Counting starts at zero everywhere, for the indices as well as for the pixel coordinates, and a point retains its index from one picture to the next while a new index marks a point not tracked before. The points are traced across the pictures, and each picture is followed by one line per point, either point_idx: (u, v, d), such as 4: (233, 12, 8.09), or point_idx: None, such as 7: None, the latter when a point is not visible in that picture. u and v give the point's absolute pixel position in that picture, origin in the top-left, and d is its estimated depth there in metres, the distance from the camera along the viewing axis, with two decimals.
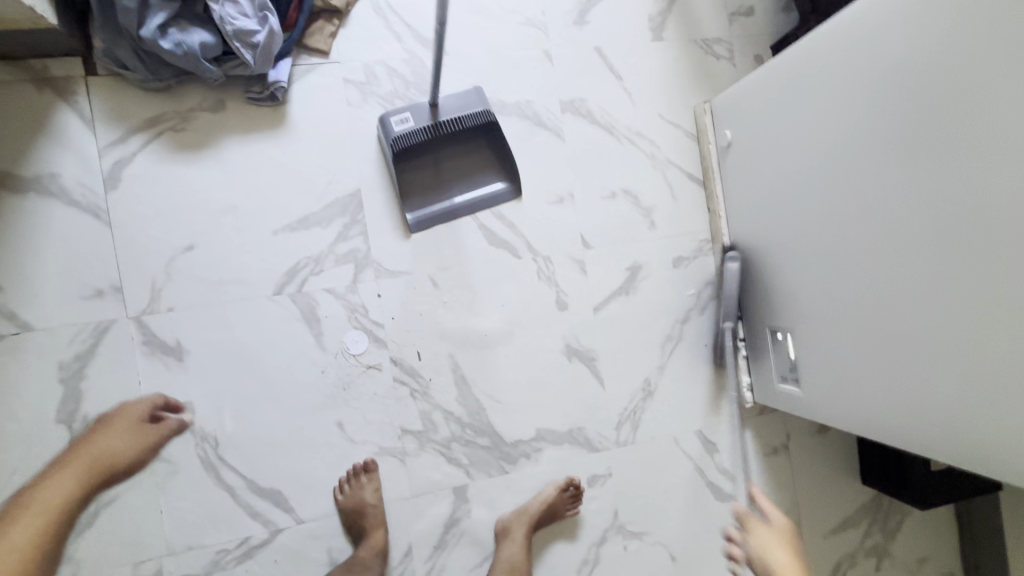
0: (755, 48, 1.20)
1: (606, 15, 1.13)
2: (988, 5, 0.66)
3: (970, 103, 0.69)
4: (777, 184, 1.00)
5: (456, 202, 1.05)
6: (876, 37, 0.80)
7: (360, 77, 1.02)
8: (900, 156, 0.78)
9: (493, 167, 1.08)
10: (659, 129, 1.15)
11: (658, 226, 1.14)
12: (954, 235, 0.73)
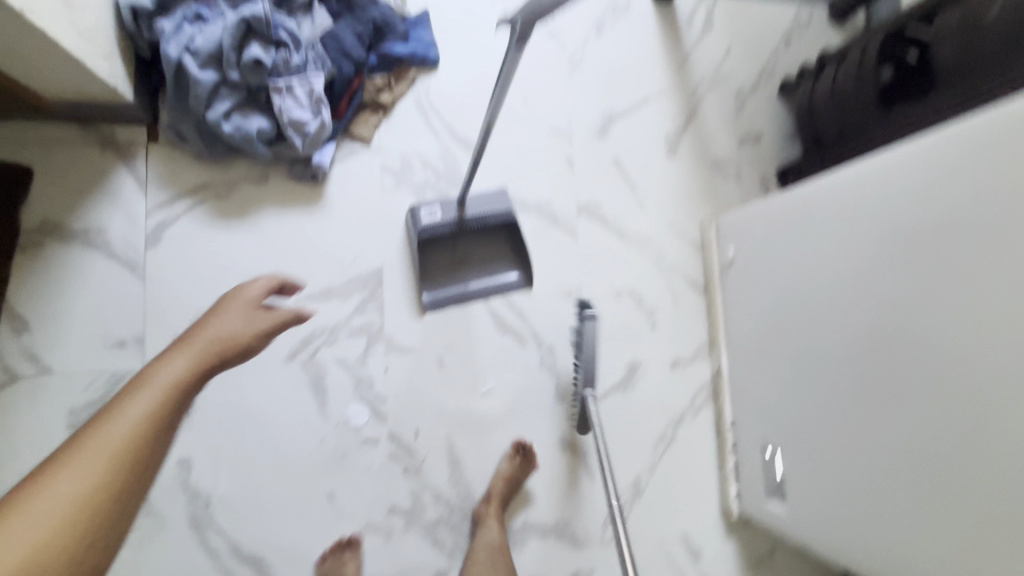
0: (762, 171, 1.29)
1: (626, 129, 1.23)
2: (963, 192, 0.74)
3: (946, 274, 0.76)
4: (778, 304, 1.06)
5: (469, 287, 1.11)
6: (872, 197, 0.88)
7: (396, 165, 1.11)
8: (886, 307, 0.84)
9: (509, 258, 1.14)
10: (667, 237, 1.23)
11: (659, 328, 1.20)
12: (934, 379, 0.77)
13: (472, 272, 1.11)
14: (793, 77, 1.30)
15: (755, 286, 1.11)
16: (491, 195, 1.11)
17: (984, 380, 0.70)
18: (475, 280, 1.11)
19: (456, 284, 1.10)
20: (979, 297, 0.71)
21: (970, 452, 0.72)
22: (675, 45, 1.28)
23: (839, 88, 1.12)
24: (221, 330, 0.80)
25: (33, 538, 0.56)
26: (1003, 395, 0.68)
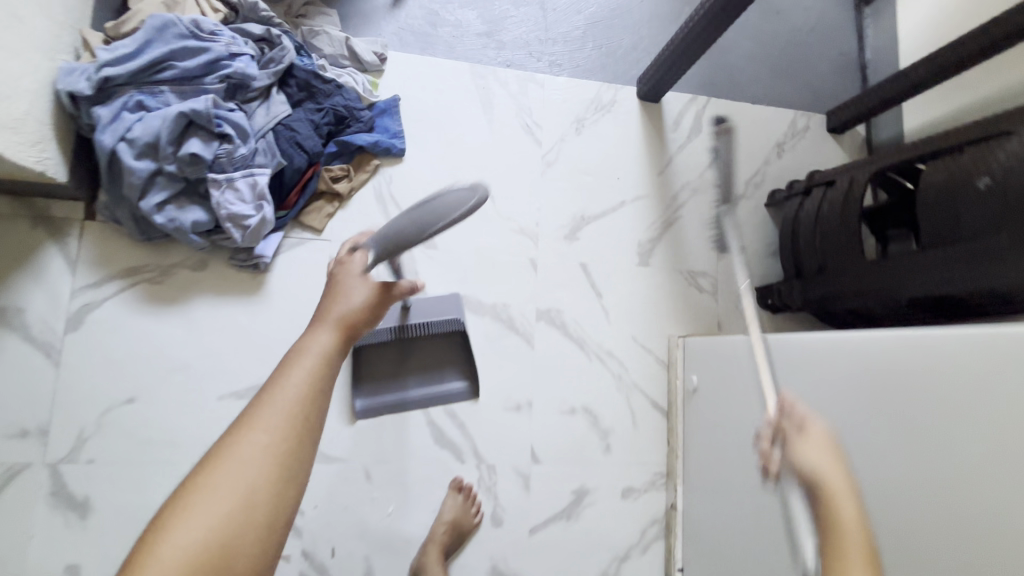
0: (739, 287, 1.22)
1: (597, 233, 1.17)
2: (899, 386, 0.71)
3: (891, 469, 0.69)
4: (731, 422, 0.99)
5: (408, 393, 1.04)
6: (812, 375, 0.84)
7: None
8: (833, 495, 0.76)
9: (456, 363, 1.07)
10: (631, 352, 1.15)
11: (613, 451, 1.11)
12: (894, 510, 0.68)
13: (412, 377, 1.05)
14: (781, 190, 1.23)
15: (716, 415, 1.02)
16: (439, 300, 1.06)
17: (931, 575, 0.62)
18: (414, 387, 1.04)
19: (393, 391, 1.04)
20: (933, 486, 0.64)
21: None
22: (658, 147, 1.23)
23: (822, 218, 1.05)
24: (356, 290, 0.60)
25: (232, 501, 0.46)
26: None
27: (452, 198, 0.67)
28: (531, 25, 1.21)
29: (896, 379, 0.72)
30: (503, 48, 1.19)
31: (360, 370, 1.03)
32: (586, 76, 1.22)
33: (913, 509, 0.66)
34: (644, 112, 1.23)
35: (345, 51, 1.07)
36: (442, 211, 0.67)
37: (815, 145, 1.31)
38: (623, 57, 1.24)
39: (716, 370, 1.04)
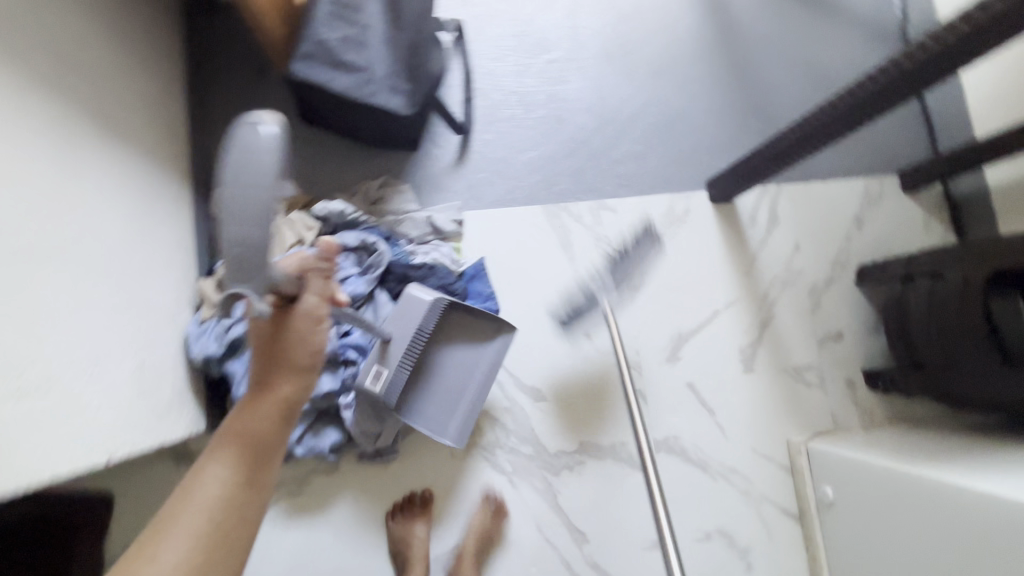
0: (845, 372, 1.21)
1: (698, 350, 1.18)
2: (947, 517, 0.84)
3: None
4: (848, 535, 1.03)
5: (466, 396, 1.00)
6: (867, 486, 0.98)
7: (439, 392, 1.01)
8: None
9: (479, 330, 1.02)
10: (753, 463, 1.15)
11: (755, 568, 1.12)
12: None
13: (448, 379, 1.00)
14: (870, 264, 1.21)
15: (865, 534, 1.00)
16: (401, 310, 0.94)
17: None
18: (463, 391, 0.99)
19: (453, 411, 0.98)
20: None
21: None
22: (740, 247, 1.22)
23: (937, 315, 1.03)
24: (301, 349, 0.64)
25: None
26: None
27: (235, 166, 0.52)
28: (593, 151, 1.22)
29: (942, 512, 0.85)
30: (571, 181, 1.20)
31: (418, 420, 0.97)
32: (656, 190, 1.22)
33: None
34: (719, 215, 1.22)
35: (429, 229, 1.09)
36: (255, 165, 0.52)
37: (893, 209, 1.29)
38: (687, 164, 1.24)
39: (841, 483, 1.04)
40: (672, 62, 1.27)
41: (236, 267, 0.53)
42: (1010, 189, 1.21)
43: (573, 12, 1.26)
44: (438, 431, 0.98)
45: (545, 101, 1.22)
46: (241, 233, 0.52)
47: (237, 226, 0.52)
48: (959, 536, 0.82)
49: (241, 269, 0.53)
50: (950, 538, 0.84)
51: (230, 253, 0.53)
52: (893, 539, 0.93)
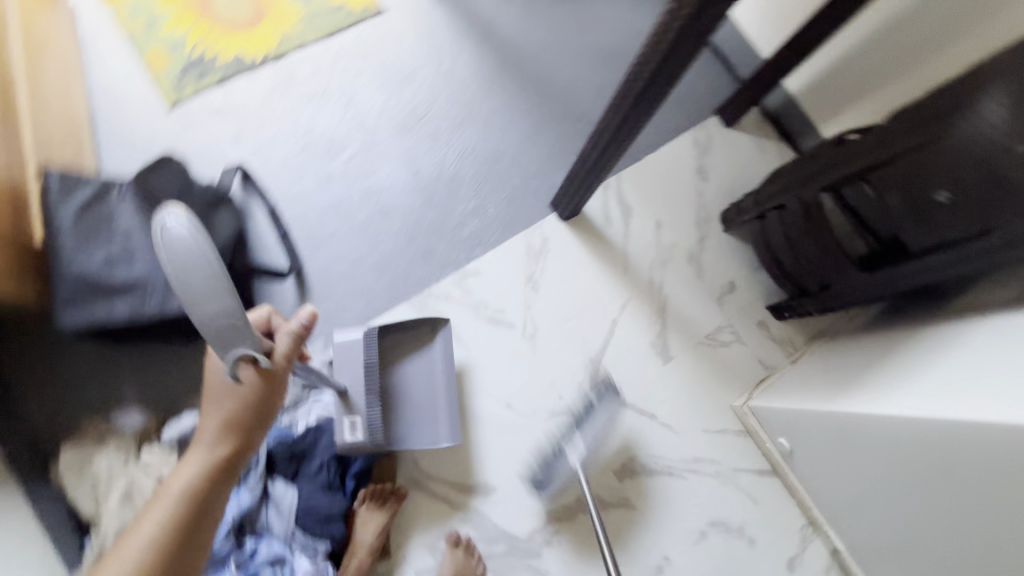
0: (754, 316, 1.24)
1: (614, 365, 1.16)
2: (874, 441, 0.87)
3: (903, 497, 0.86)
4: (814, 474, 1.06)
5: (440, 397, 1.06)
6: (807, 431, 1.01)
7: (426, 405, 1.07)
8: (878, 512, 0.94)
9: (420, 336, 1.08)
10: (711, 443, 1.16)
11: (757, 539, 1.12)
12: (913, 519, 0.86)
13: (419, 390, 1.07)
14: (729, 208, 1.23)
15: (833, 471, 1.01)
16: (344, 362, 1.01)
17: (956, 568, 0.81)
18: (436, 392, 1.06)
19: (435, 416, 1.05)
20: (937, 513, 0.81)
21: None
22: (609, 251, 1.22)
23: (796, 241, 1.06)
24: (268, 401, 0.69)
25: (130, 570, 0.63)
26: None
27: (182, 261, 0.55)
28: (431, 226, 1.18)
29: (869, 438, 0.88)
30: (424, 265, 1.16)
31: (413, 441, 1.04)
32: (508, 235, 1.20)
33: (923, 519, 0.84)
34: (575, 231, 1.22)
35: (302, 387, 1.06)
36: (188, 255, 0.56)
37: (725, 148, 1.32)
38: (525, 196, 1.22)
39: (789, 432, 1.06)
40: (467, 109, 1.25)
41: (222, 336, 0.58)
42: (813, 92, 1.26)
43: (351, 105, 1.22)
44: (432, 440, 1.04)
45: (363, 200, 1.17)
46: (218, 304, 0.56)
47: (210, 298, 0.56)
48: (889, 456, 0.85)
49: (227, 335, 0.58)
50: (884, 458, 0.86)
51: (208, 322, 0.58)
52: (848, 469, 0.96)
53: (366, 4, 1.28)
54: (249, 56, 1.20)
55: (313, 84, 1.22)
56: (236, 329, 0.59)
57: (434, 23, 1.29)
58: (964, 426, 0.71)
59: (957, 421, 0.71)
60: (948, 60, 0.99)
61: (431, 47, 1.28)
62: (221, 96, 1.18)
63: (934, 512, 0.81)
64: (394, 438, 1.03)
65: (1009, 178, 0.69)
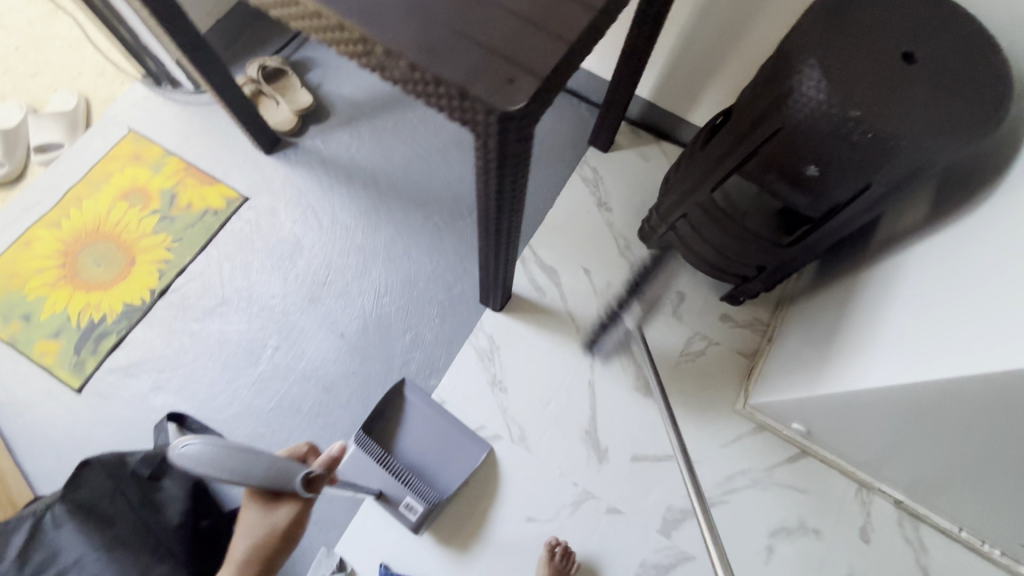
0: (714, 313, 1.23)
1: (611, 426, 1.13)
2: (870, 411, 0.86)
3: (924, 444, 0.85)
4: (837, 442, 1.05)
5: (450, 426, 1.12)
6: (812, 413, 0.99)
7: (452, 441, 1.11)
8: (911, 457, 0.93)
9: (401, 413, 1.12)
10: (735, 454, 1.13)
11: (822, 526, 1.09)
12: (944, 458, 0.85)
13: (434, 435, 1.11)
14: (642, 225, 1.24)
15: (854, 436, 0.99)
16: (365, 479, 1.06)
17: (1003, 488, 0.81)
18: (445, 428, 1.11)
19: (462, 439, 1.11)
20: (958, 451, 0.80)
21: None
22: (555, 318, 1.21)
23: (713, 241, 1.05)
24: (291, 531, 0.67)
25: None
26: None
27: (216, 462, 0.57)
28: (379, 378, 1.15)
29: (863, 409, 0.87)
30: (389, 422, 1.11)
31: (462, 470, 1.09)
32: (455, 353, 1.17)
33: (951, 456, 0.83)
34: (515, 315, 1.21)
35: None
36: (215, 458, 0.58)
37: (615, 173, 1.34)
38: (455, 307, 1.20)
39: (798, 417, 1.05)
40: (364, 251, 1.24)
41: (283, 478, 0.63)
42: (663, 93, 1.29)
43: (254, 300, 1.19)
44: (475, 454, 1.10)
45: (303, 385, 1.13)
46: (267, 461, 0.62)
47: (259, 464, 0.61)
48: (890, 418, 0.84)
49: (283, 476, 0.63)
50: (888, 420, 0.85)
51: (262, 483, 0.61)
52: (865, 432, 0.94)
53: (227, 197, 1.27)
54: (136, 299, 1.17)
55: (209, 299, 1.19)
56: (285, 467, 0.64)
57: (298, 187, 1.29)
58: (932, 389, 0.70)
59: (921, 387, 0.71)
60: (765, 27, 1.02)
61: (305, 210, 1.27)
62: (123, 354, 1.13)
63: (956, 451, 0.80)
64: (452, 483, 1.08)
65: (859, 141, 0.70)
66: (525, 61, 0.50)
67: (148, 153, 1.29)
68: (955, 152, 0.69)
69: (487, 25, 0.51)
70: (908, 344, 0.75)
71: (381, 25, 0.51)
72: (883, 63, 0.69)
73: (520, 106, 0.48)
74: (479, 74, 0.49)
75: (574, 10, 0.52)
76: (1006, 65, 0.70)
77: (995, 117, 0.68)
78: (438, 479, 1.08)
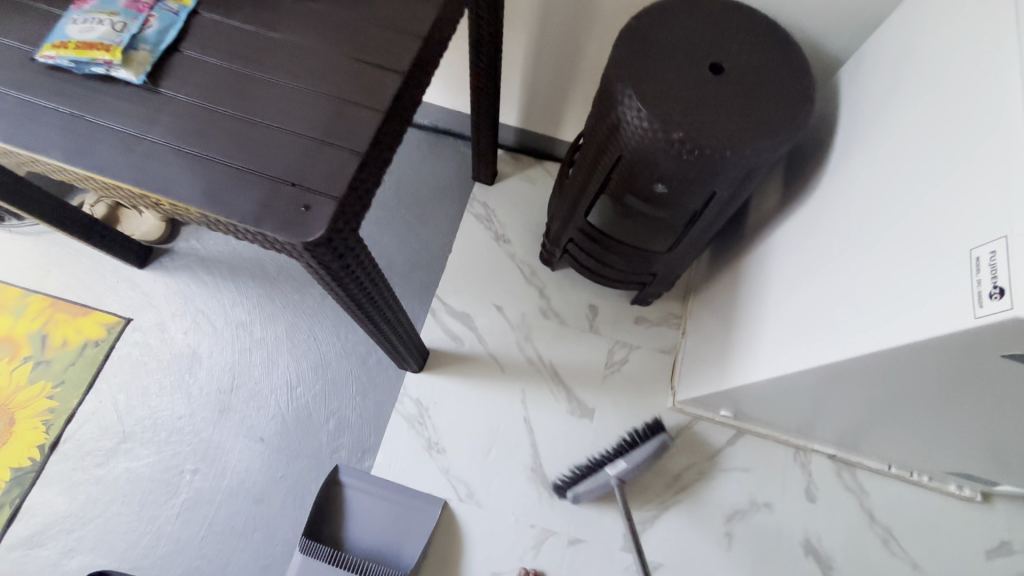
0: (629, 318, 1.26)
1: (554, 457, 1.13)
2: (772, 393, 0.90)
3: (824, 405, 0.90)
4: (761, 417, 1.09)
5: (396, 498, 1.08)
6: (731, 400, 1.03)
7: (403, 513, 1.07)
8: (822, 414, 0.98)
9: (342, 505, 1.07)
10: (677, 450, 1.15)
11: (771, 497, 1.12)
12: (847, 409, 0.90)
13: (383, 513, 1.07)
14: (542, 253, 1.25)
15: (774, 409, 1.03)
16: None
17: (898, 420, 0.87)
18: (391, 501, 1.08)
19: (413, 508, 1.08)
20: (850, 404, 0.85)
21: (951, 438, 0.87)
22: (477, 364, 1.19)
23: (603, 260, 1.07)
24: None
25: None
26: (927, 425, 0.84)
27: None
28: (310, 473, 1.10)
29: (767, 393, 0.90)
30: (331, 517, 1.06)
31: (419, 538, 1.05)
32: (384, 425, 1.14)
33: (849, 408, 0.89)
34: (436, 371, 1.18)
35: None
36: None
37: (505, 204, 1.35)
38: (375, 379, 1.17)
39: (721, 403, 1.08)
40: (267, 344, 1.19)
41: None
42: (530, 118, 1.30)
43: (157, 427, 1.12)
44: (430, 517, 1.07)
45: (232, 502, 1.07)
46: None
47: None
48: (791, 394, 0.88)
49: None
50: (791, 394, 0.89)
51: None
52: (780, 405, 0.99)
53: (106, 323, 1.18)
54: (26, 461, 1.08)
55: (109, 439, 1.10)
56: None
57: (182, 295, 1.22)
58: (804, 379, 0.73)
59: (794, 379, 0.74)
60: (600, 42, 1.05)
61: (196, 317, 1.20)
62: (23, 525, 1.04)
63: (849, 404, 0.86)
64: (413, 554, 1.04)
65: (688, 160, 0.72)
66: (318, 184, 0.48)
67: (5, 298, 1.19)
68: (777, 153, 0.73)
69: (274, 154, 0.49)
70: (779, 329, 0.78)
71: (158, 179, 0.48)
72: (694, 83, 0.73)
73: (318, 236, 0.47)
74: (270, 210, 0.47)
75: (364, 116, 0.51)
76: (804, 62, 0.76)
77: (802, 115, 0.72)
78: (397, 557, 1.04)
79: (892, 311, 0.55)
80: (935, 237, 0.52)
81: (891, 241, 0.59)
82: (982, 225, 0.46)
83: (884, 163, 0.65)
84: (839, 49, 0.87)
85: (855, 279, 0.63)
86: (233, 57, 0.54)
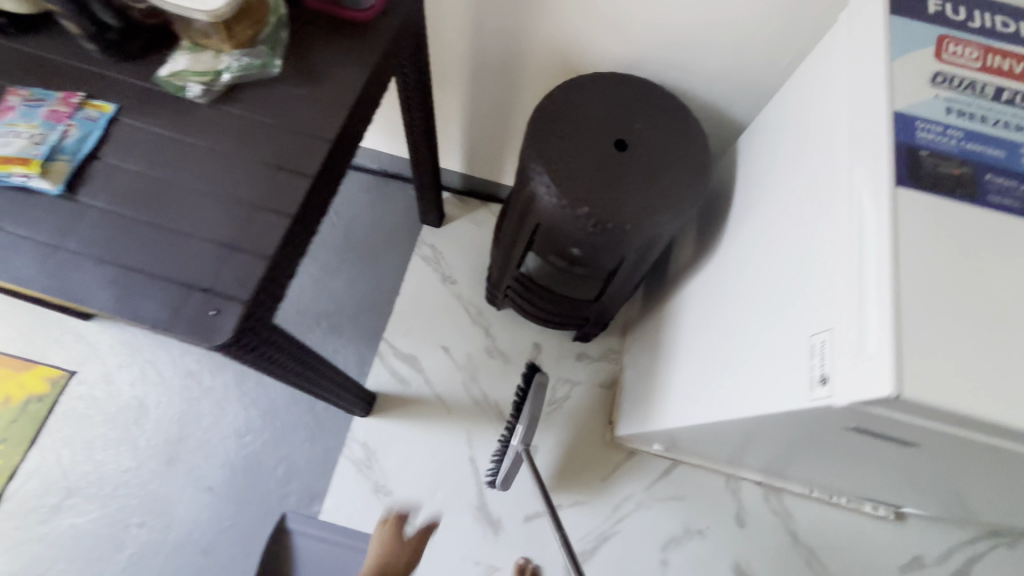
0: (569, 355, 1.32)
1: (498, 495, 1.18)
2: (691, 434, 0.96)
3: (740, 443, 0.97)
4: (691, 450, 1.15)
5: (340, 542, 1.11)
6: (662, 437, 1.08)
7: (347, 557, 1.10)
8: (743, 448, 1.05)
9: (290, 551, 1.10)
10: (615, 482, 1.21)
11: (703, 524, 1.19)
12: (762, 447, 0.97)
13: (327, 558, 1.10)
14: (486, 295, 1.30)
15: (701, 443, 1.09)
16: None
17: (805, 457, 0.94)
18: (336, 546, 1.11)
19: (357, 552, 1.10)
20: (759, 443, 0.92)
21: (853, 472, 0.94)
22: (424, 405, 1.23)
23: (539, 306, 1.12)
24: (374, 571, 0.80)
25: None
26: (829, 463, 0.91)
27: None
28: (259, 521, 1.12)
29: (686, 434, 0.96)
30: (279, 564, 1.09)
31: None
32: (332, 470, 1.17)
33: (762, 446, 0.95)
34: (384, 413, 1.22)
35: None
36: None
37: (452, 246, 1.40)
38: (323, 424, 1.20)
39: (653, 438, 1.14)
40: (215, 393, 1.20)
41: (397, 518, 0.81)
42: (473, 165, 1.35)
43: (103, 481, 1.12)
44: None
45: (179, 554, 1.09)
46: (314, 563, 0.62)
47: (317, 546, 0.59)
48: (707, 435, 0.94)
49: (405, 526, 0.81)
50: (708, 435, 0.95)
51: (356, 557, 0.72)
52: (704, 441, 1.05)
53: (50, 377, 1.19)
54: None
55: (53, 495, 1.10)
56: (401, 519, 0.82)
57: (129, 345, 1.23)
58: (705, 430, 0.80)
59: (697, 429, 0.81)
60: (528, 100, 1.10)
61: (143, 367, 1.21)
62: None
63: (759, 443, 0.92)
64: None
65: (593, 231, 0.78)
66: (228, 288, 0.52)
67: None
68: (676, 223, 0.80)
69: (186, 260, 0.53)
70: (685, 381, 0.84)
71: (72, 287, 0.51)
72: (598, 159, 0.79)
73: (224, 338, 0.51)
74: (179, 315, 0.51)
75: (272, 221, 0.56)
76: (701, 138, 0.83)
77: (695, 188, 0.79)
78: None
79: (756, 380, 0.61)
80: (787, 318, 0.58)
81: (759, 312, 0.65)
82: (814, 316, 0.53)
83: (757, 232, 0.71)
84: (741, 114, 0.94)
85: (734, 344, 0.69)
86: (149, 163, 0.57)
